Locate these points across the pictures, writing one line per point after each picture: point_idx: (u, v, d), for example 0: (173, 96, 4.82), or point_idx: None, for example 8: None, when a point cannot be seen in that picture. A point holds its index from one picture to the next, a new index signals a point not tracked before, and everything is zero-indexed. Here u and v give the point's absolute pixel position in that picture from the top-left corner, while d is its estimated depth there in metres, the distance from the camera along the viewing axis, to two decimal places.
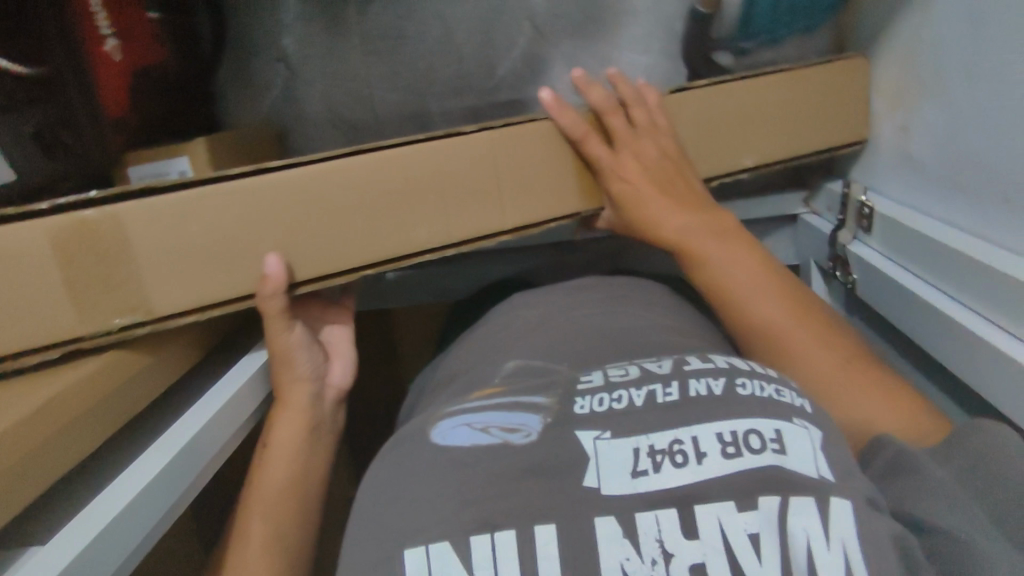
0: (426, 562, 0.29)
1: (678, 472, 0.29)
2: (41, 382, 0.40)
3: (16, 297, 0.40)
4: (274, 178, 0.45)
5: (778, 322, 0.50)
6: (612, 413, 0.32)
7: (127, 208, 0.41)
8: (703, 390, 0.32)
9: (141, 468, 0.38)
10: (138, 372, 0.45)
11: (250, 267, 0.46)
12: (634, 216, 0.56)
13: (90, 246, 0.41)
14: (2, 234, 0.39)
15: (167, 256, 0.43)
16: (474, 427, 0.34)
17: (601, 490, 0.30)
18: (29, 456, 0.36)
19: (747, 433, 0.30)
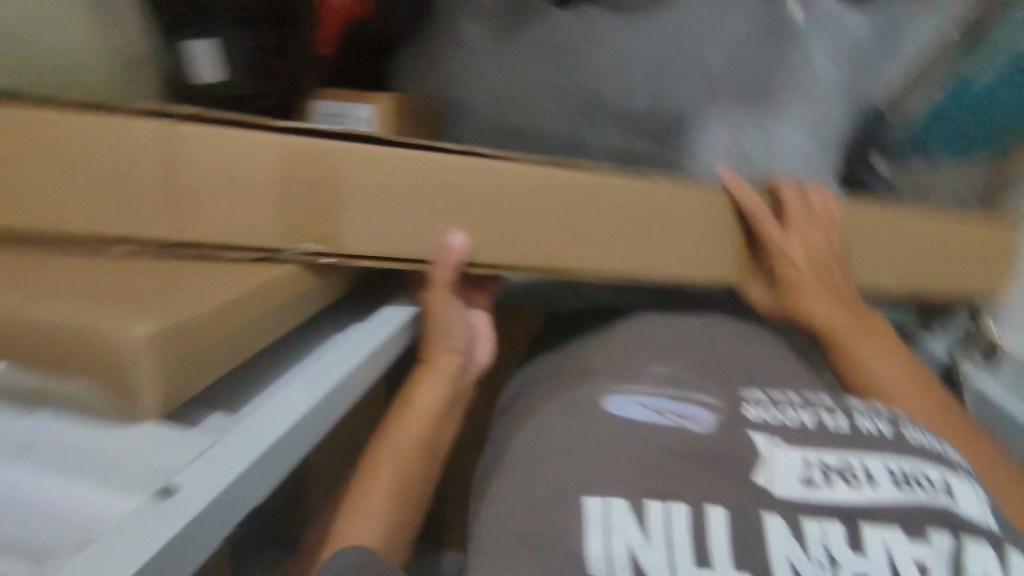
0: (601, 515, 0.35)
1: (847, 488, 0.35)
2: (236, 275, 0.43)
3: (233, 197, 0.44)
4: (485, 165, 0.49)
5: (919, 411, 0.56)
6: (781, 426, 0.39)
7: (353, 150, 0.46)
8: (873, 429, 0.38)
9: (308, 385, 0.41)
10: (308, 295, 0.48)
11: (434, 236, 0.50)
12: (787, 297, 0.64)
13: (307, 173, 0.45)
14: (240, 140, 0.43)
15: (367, 202, 0.48)
16: (647, 407, 0.43)
17: (773, 488, 0.36)
18: (221, 334, 0.39)
19: (914, 473, 0.36)
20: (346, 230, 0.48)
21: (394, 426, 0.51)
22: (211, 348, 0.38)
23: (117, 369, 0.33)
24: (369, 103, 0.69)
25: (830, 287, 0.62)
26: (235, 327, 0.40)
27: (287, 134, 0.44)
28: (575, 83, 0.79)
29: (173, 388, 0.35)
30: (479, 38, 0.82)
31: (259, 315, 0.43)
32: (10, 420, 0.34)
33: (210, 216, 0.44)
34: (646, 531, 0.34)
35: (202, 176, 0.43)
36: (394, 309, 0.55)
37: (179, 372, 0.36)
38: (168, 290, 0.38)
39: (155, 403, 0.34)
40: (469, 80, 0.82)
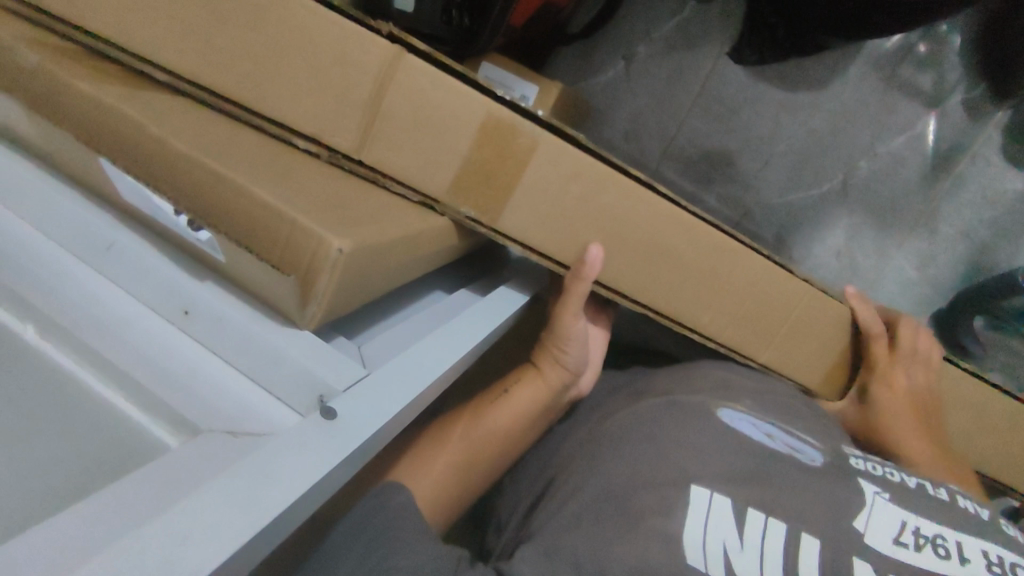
0: (710, 507, 0.45)
1: (939, 556, 0.44)
2: (409, 213, 0.44)
3: (425, 142, 0.45)
4: (657, 206, 0.50)
5: None
6: (887, 483, 0.49)
7: (549, 144, 0.46)
8: (970, 510, 0.48)
9: (443, 350, 0.42)
10: (447, 251, 0.50)
11: (578, 251, 0.51)
12: (875, 416, 0.64)
13: (498, 144, 0.45)
14: (453, 89, 0.43)
15: (536, 194, 0.48)
16: (760, 429, 0.53)
17: (866, 536, 0.45)
18: (391, 270, 0.40)
19: (1009, 563, 0.44)
20: (504, 214, 0.48)
21: (488, 410, 0.56)
22: (374, 275, 0.37)
23: (305, 269, 0.30)
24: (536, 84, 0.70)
25: (912, 426, 0.62)
26: (398, 267, 0.41)
27: (501, 106, 0.44)
28: (721, 139, 0.82)
29: (340, 300, 0.33)
30: (643, 55, 0.83)
31: (415, 258, 0.43)
32: (185, 280, 0.32)
33: (398, 151, 0.45)
34: (744, 541, 0.43)
35: (406, 109, 0.44)
36: (507, 288, 0.56)
37: (356, 295, 0.36)
38: (355, 210, 0.38)
39: (320, 313, 0.31)
40: (618, 94, 0.84)
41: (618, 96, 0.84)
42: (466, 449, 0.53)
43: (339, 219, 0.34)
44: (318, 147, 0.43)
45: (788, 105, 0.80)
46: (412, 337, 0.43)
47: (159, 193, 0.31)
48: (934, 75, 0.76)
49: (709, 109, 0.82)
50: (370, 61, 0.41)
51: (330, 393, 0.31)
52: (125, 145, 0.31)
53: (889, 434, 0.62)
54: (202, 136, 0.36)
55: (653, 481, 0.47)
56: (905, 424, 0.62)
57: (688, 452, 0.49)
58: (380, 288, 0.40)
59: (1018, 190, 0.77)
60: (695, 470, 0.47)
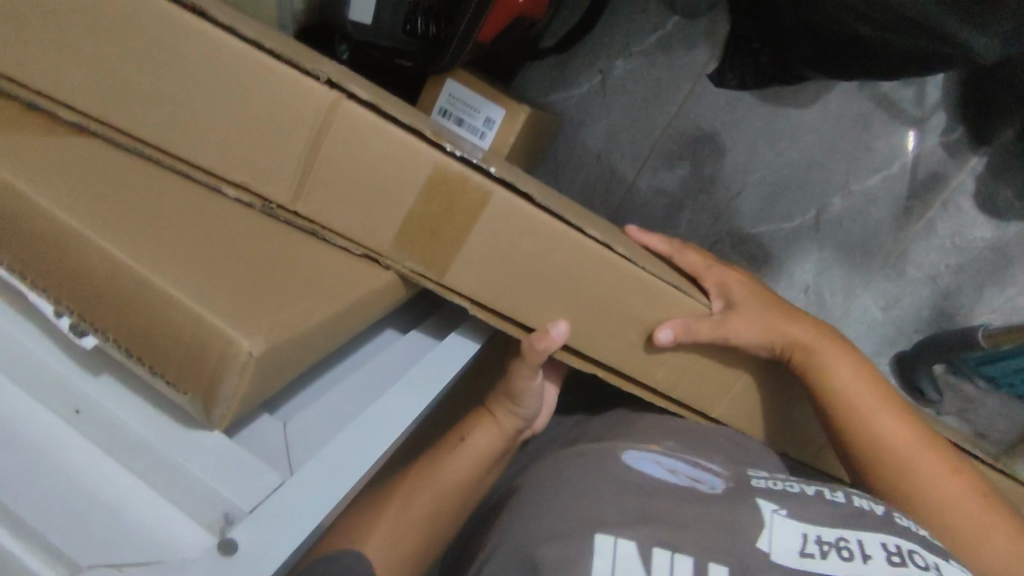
0: (611, 551, 0.42)
1: (839, 562, 0.41)
2: (354, 275, 0.41)
3: (368, 191, 0.42)
4: (613, 264, 0.47)
5: (904, 439, 0.52)
6: (787, 497, 0.46)
7: (503, 199, 0.43)
8: (867, 508, 0.46)
9: (390, 416, 0.40)
10: (393, 303, 0.47)
11: (531, 307, 0.49)
12: (742, 305, 0.53)
13: (446, 196, 0.42)
14: (394, 142, 0.40)
15: (488, 248, 0.45)
16: (663, 466, 0.50)
17: (771, 554, 0.42)
18: (327, 341, 0.37)
19: (910, 552, 0.41)
20: (452, 268, 0.46)
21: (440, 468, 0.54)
22: (304, 357, 0.35)
23: (209, 370, 0.29)
24: (504, 107, 0.66)
25: (748, 289, 0.55)
26: (335, 337, 0.38)
27: (453, 159, 0.42)
28: (695, 162, 0.80)
29: (254, 397, 0.31)
30: (620, 70, 0.80)
31: (357, 322, 0.41)
32: (77, 377, 0.29)
33: (337, 203, 0.42)
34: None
35: (345, 159, 0.41)
36: (460, 329, 0.52)
37: (286, 376, 0.34)
38: (283, 283, 0.35)
39: (228, 415, 0.29)
40: (594, 109, 0.81)
41: (593, 111, 0.81)
42: (422, 511, 0.52)
43: (258, 306, 0.31)
44: (249, 197, 0.41)
45: (765, 133, 0.78)
46: (354, 401, 0.41)
47: (36, 291, 0.30)
48: (914, 111, 0.74)
49: (684, 130, 0.80)
50: (305, 107, 0.39)
51: (236, 511, 0.29)
52: (14, 244, 0.30)
53: (778, 317, 0.53)
54: (106, 198, 0.33)
55: (564, 524, 0.45)
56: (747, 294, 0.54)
57: (611, 497, 0.46)
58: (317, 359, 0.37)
59: (989, 238, 0.75)
60: (602, 513, 0.45)
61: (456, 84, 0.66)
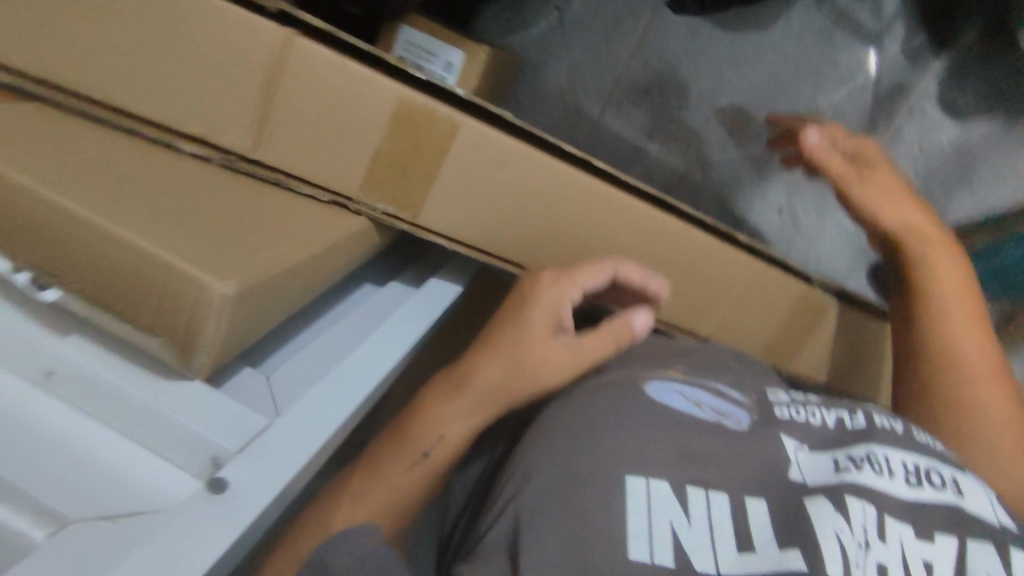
0: (644, 487, 0.40)
1: (872, 475, 0.40)
2: (326, 220, 0.40)
3: (331, 133, 0.41)
4: (589, 186, 0.46)
5: (975, 363, 0.53)
6: (811, 433, 0.46)
7: (471, 129, 0.42)
8: (888, 426, 0.44)
9: (375, 359, 0.39)
10: (367, 249, 0.46)
11: (508, 240, 0.48)
12: (875, 174, 0.58)
13: (414, 130, 0.41)
14: (356, 78, 0.39)
15: (461, 182, 0.44)
16: (688, 398, 0.48)
17: (803, 480, 0.42)
18: (306, 286, 0.37)
19: (928, 472, 0.41)
20: (427, 207, 0.44)
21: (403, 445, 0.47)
22: (282, 301, 0.34)
23: (185, 321, 0.27)
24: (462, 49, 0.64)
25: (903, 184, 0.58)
26: (313, 281, 0.37)
27: (416, 91, 0.40)
28: (661, 92, 0.78)
29: (233, 345, 0.30)
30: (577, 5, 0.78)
31: (333, 266, 0.40)
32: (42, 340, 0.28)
33: (300, 147, 0.41)
34: (689, 513, 0.40)
35: (305, 100, 0.39)
36: (437, 276, 0.52)
37: (266, 323, 0.33)
38: (256, 229, 0.34)
39: (209, 362, 0.29)
40: (553, 46, 0.79)
41: (552, 50, 0.79)
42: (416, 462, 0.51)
43: (229, 251, 0.30)
44: (207, 150, 0.39)
45: (730, 56, 0.78)
46: (339, 346, 0.40)
47: None
48: (871, 16, 0.77)
49: (649, 59, 0.78)
50: (258, 46, 0.37)
51: (224, 453, 0.28)
52: None
53: (908, 194, 0.57)
54: (46, 153, 0.30)
55: (603, 459, 0.41)
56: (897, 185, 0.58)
57: (647, 422, 0.44)
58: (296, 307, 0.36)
59: (953, 140, 0.77)
60: (643, 450, 0.42)
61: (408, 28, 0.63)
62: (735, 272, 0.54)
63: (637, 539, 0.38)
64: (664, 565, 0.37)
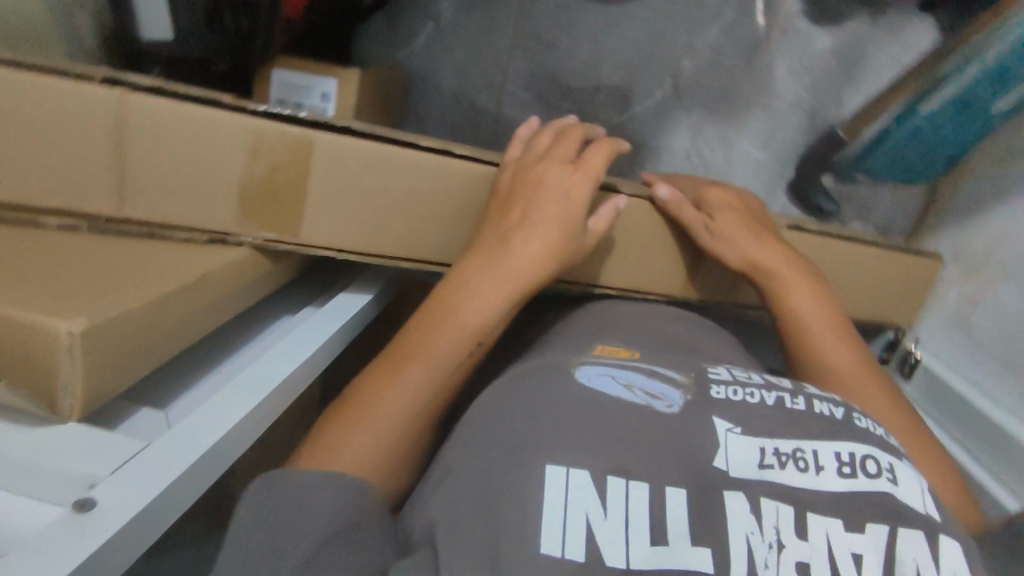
0: (555, 488, 0.33)
1: (796, 473, 0.34)
2: (201, 256, 0.42)
3: (190, 174, 0.42)
4: (455, 166, 0.48)
5: (854, 374, 0.52)
6: (745, 412, 0.37)
7: (326, 143, 0.44)
8: (827, 412, 0.37)
9: (270, 369, 0.40)
10: (257, 278, 0.46)
11: (394, 238, 0.49)
12: (737, 242, 0.56)
13: (268, 152, 0.43)
14: (198, 116, 0.41)
15: (329, 190, 0.45)
16: (617, 381, 0.39)
17: (728, 471, 0.34)
18: (192, 319, 0.38)
19: (864, 459, 0.34)
20: (305, 226, 0.46)
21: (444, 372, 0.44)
22: (162, 335, 0.35)
23: (42, 366, 0.29)
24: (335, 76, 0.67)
25: (740, 205, 0.59)
26: (198, 312, 0.39)
27: (259, 120, 0.42)
28: (546, 72, 0.81)
29: (105, 386, 0.31)
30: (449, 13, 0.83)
31: (222, 299, 0.41)
32: None
33: (165, 195, 0.42)
34: (607, 508, 0.32)
35: (155, 148, 0.41)
36: (342, 291, 0.54)
37: (146, 362, 0.35)
38: (122, 272, 0.36)
39: (79, 403, 0.30)
40: (434, 54, 0.83)
41: (435, 59, 0.82)
42: None
43: (87, 295, 0.32)
44: (72, 220, 0.40)
45: (603, 22, 0.81)
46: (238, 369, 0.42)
47: None
48: None
49: (527, 43, 0.81)
50: (95, 106, 0.39)
51: (97, 478, 0.28)
52: None
53: (772, 245, 0.57)
54: None
55: (507, 450, 0.35)
56: (743, 212, 0.58)
57: (560, 404, 0.37)
58: (184, 341, 0.38)
59: (832, 47, 0.79)
60: (555, 432, 0.35)
61: (278, 71, 0.68)
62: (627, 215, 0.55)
63: (549, 532, 0.31)
64: (575, 561, 0.30)
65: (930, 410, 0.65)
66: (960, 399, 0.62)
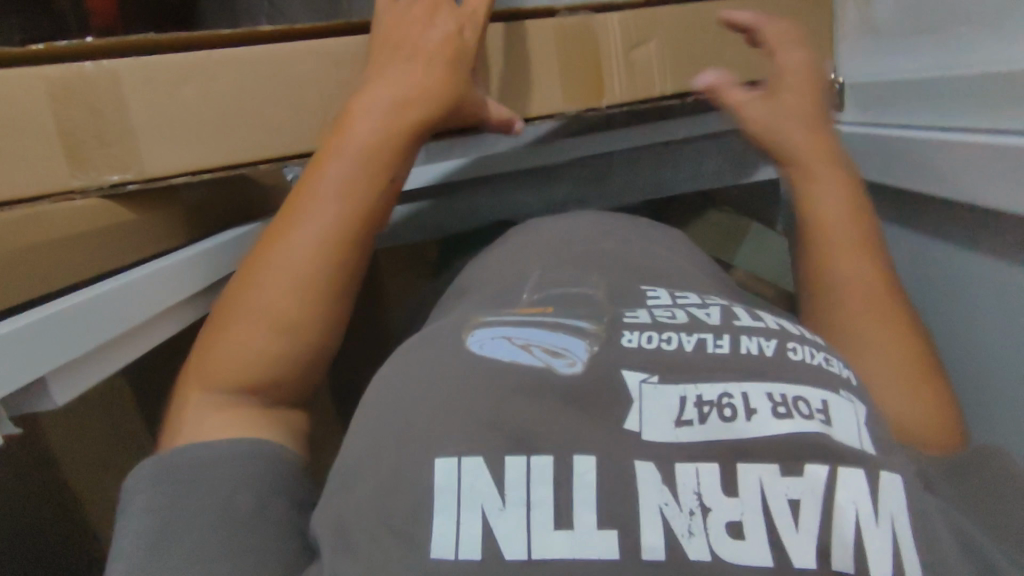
0: (454, 476, 0.27)
1: (721, 427, 0.28)
2: (50, 212, 0.42)
3: (15, 135, 0.42)
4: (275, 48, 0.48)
5: (853, 284, 0.47)
6: (660, 359, 0.30)
7: (126, 66, 0.44)
8: (757, 350, 0.31)
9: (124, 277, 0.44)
10: (117, 231, 0.47)
11: (242, 145, 0.49)
12: (782, 103, 0.53)
13: (84, 92, 0.43)
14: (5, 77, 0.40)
15: (153, 118, 0.45)
16: (514, 342, 0.32)
17: (643, 433, 0.28)
18: (48, 256, 0.41)
19: (796, 398, 0.29)
20: (145, 155, 0.46)
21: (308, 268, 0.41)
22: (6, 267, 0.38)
23: None
24: None
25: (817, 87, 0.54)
26: (53, 261, 0.41)
27: (46, 66, 0.42)
28: None
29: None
30: None
31: (67, 252, 0.42)
32: None
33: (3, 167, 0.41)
34: (506, 497, 0.27)
35: None
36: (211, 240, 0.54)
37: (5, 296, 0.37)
38: None
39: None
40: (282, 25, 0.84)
41: None
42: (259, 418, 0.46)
43: None
44: None
45: None
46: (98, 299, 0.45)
47: None
48: None
49: None
50: None
51: None
52: None
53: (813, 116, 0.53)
54: None
55: (397, 440, 0.29)
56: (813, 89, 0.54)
57: (440, 378, 0.31)
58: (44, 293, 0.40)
59: None
60: (441, 415, 0.29)
61: None
62: (508, 74, 0.51)
63: (440, 534, 0.26)
64: (471, 560, 0.26)
65: (890, 114, 0.58)
66: (907, 88, 0.55)
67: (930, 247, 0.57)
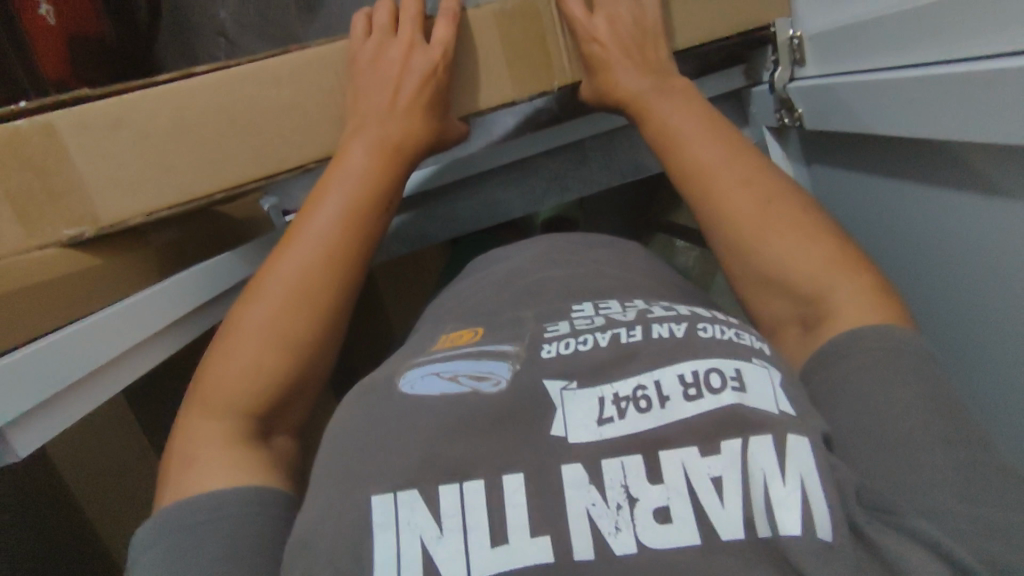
0: (392, 510, 0.28)
1: (637, 418, 0.29)
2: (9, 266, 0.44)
3: None
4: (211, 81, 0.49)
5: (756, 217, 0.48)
6: (580, 364, 0.31)
7: (62, 117, 0.45)
8: (666, 335, 0.32)
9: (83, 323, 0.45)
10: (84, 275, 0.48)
11: (193, 180, 0.51)
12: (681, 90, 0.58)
13: (27, 150, 0.45)
14: None
15: (99, 167, 0.47)
16: (442, 375, 0.32)
17: (568, 438, 0.29)
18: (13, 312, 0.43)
19: (706, 373, 0.30)
20: (97, 203, 0.48)
21: (297, 287, 0.47)
22: None
23: None
24: None
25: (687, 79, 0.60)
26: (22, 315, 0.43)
27: None
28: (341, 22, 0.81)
29: None
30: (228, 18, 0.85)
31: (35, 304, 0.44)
32: None
33: None
34: (444, 523, 0.28)
35: None
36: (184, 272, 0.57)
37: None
38: None
39: None
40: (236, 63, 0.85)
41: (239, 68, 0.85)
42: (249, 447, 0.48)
43: None
44: None
45: None
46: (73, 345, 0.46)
47: None
48: None
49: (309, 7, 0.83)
50: None
51: None
52: None
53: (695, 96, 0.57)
54: None
55: (341, 484, 0.30)
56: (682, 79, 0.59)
57: (383, 417, 0.32)
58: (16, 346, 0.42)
59: None
60: (383, 452, 0.30)
61: None
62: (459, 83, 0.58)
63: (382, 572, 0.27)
64: None
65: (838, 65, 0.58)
66: (840, 38, 0.56)
67: (894, 216, 0.58)
